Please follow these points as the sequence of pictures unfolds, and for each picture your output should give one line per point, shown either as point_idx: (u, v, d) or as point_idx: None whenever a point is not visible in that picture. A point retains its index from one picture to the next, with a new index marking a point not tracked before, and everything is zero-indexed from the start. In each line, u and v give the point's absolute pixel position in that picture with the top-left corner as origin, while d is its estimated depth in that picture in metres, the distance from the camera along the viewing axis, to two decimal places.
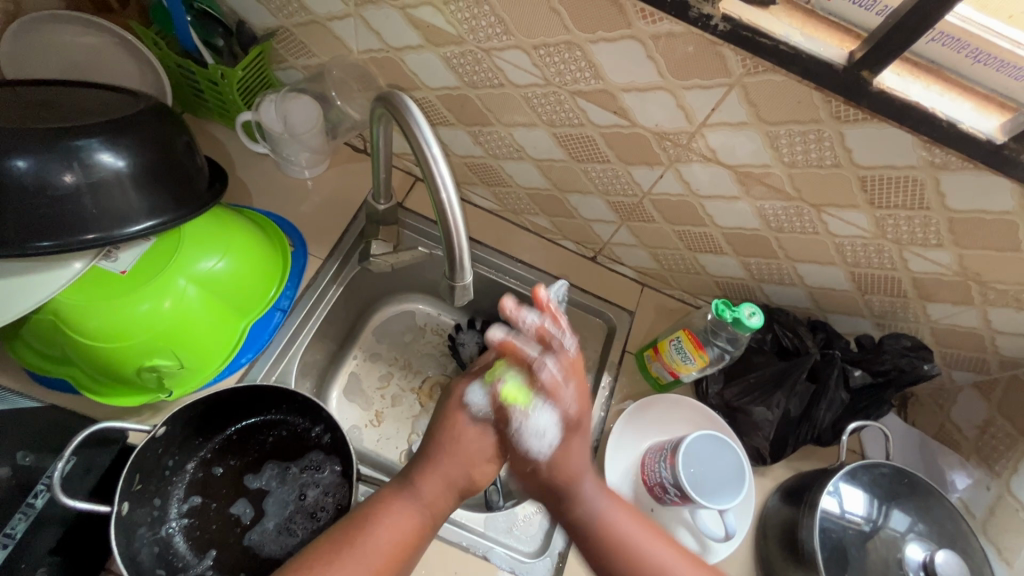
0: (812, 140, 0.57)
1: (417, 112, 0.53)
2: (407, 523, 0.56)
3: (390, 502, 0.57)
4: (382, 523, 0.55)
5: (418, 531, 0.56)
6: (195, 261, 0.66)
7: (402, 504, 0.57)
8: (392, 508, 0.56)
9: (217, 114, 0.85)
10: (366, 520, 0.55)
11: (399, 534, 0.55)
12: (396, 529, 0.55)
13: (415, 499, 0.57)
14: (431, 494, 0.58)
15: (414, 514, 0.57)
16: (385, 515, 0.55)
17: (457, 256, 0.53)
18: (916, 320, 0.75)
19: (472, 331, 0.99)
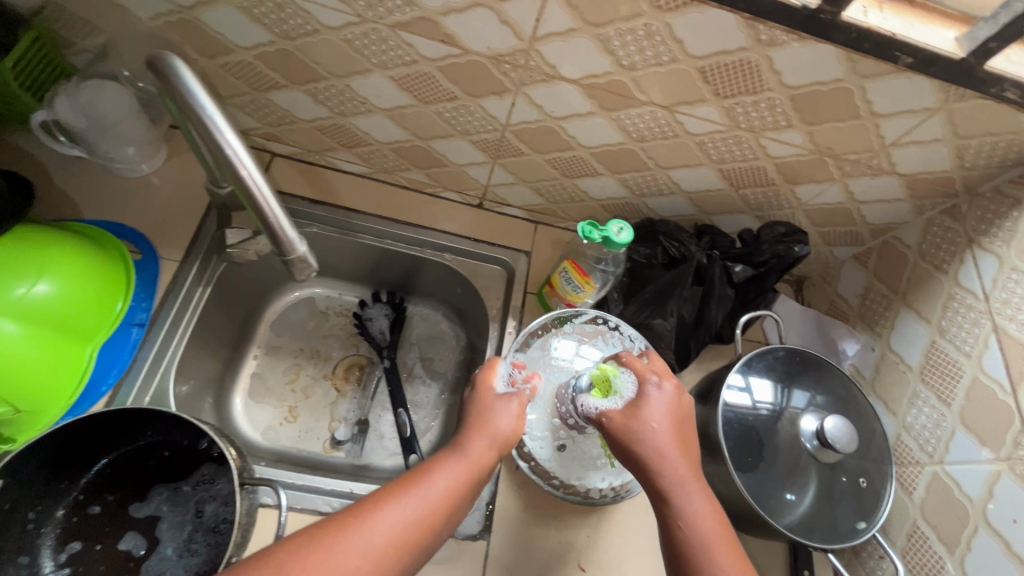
0: (643, 37, 0.54)
1: (189, 75, 0.45)
2: (454, 481, 0.50)
3: (442, 462, 0.52)
4: (412, 485, 0.49)
5: (467, 487, 0.51)
6: (3, 291, 0.58)
7: (448, 466, 0.51)
8: (435, 469, 0.51)
9: (11, 120, 0.73)
10: (406, 485, 0.49)
11: (443, 491, 0.49)
12: (443, 485, 0.50)
13: (462, 460, 0.52)
14: (482, 456, 0.53)
15: (463, 472, 0.52)
16: (430, 477, 0.50)
17: (283, 233, 0.52)
18: (790, 205, 0.77)
19: (381, 304, 0.99)
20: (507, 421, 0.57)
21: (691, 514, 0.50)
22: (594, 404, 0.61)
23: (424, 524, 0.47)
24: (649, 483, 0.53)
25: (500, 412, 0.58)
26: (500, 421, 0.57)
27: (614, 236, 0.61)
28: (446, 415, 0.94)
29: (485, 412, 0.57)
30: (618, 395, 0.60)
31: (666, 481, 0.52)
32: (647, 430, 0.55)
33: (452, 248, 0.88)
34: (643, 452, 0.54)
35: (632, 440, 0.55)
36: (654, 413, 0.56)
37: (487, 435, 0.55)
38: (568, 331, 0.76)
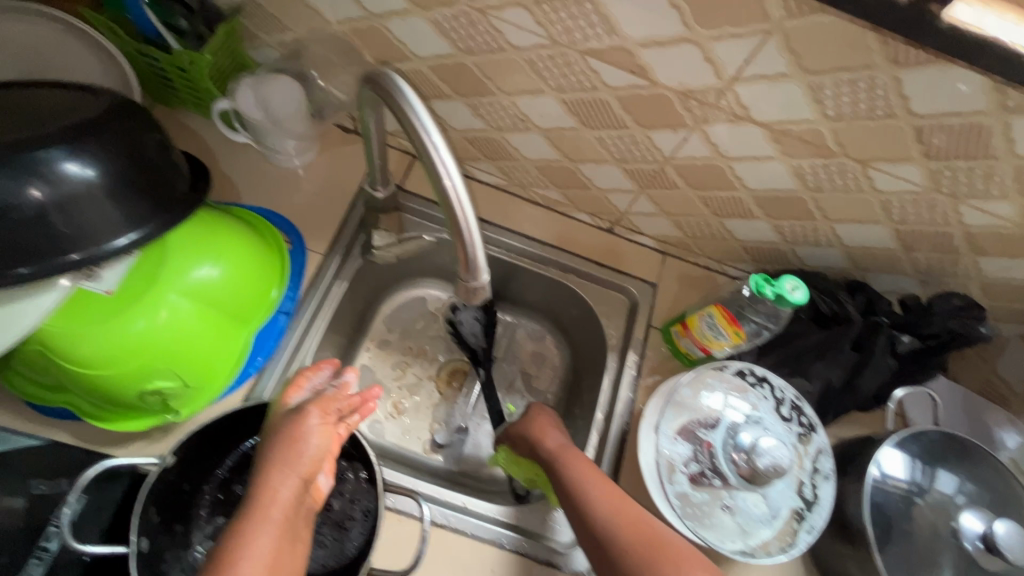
0: (862, 89, 0.50)
1: (411, 94, 0.47)
2: (268, 543, 0.45)
3: (242, 525, 0.46)
4: (256, 539, 0.45)
5: (285, 538, 0.47)
6: (188, 271, 0.62)
7: (263, 525, 0.46)
8: (242, 539, 0.45)
9: (190, 103, 0.77)
10: (220, 569, 0.43)
11: (255, 569, 0.44)
12: (264, 552, 0.45)
13: (262, 519, 0.47)
14: (284, 505, 0.48)
15: (277, 524, 0.47)
16: (235, 557, 0.44)
17: (473, 256, 0.49)
18: (965, 274, 0.68)
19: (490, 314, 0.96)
20: (291, 483, 0.49)
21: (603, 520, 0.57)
22: None
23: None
24: (567, 490, 0.61)
25: (305, 442, 0.52)
26: (280, 485, 0.49)
27: (787, 294, 0.58)
28: None
29: (276, 454, 0.50)
30: None
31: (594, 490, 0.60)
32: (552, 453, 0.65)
33: (576, 271, 0.86)
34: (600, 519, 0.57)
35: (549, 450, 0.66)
36: (549, 435, 0.68)
37: (292, 475, 0.49)
38: (731, 377, 0.71)
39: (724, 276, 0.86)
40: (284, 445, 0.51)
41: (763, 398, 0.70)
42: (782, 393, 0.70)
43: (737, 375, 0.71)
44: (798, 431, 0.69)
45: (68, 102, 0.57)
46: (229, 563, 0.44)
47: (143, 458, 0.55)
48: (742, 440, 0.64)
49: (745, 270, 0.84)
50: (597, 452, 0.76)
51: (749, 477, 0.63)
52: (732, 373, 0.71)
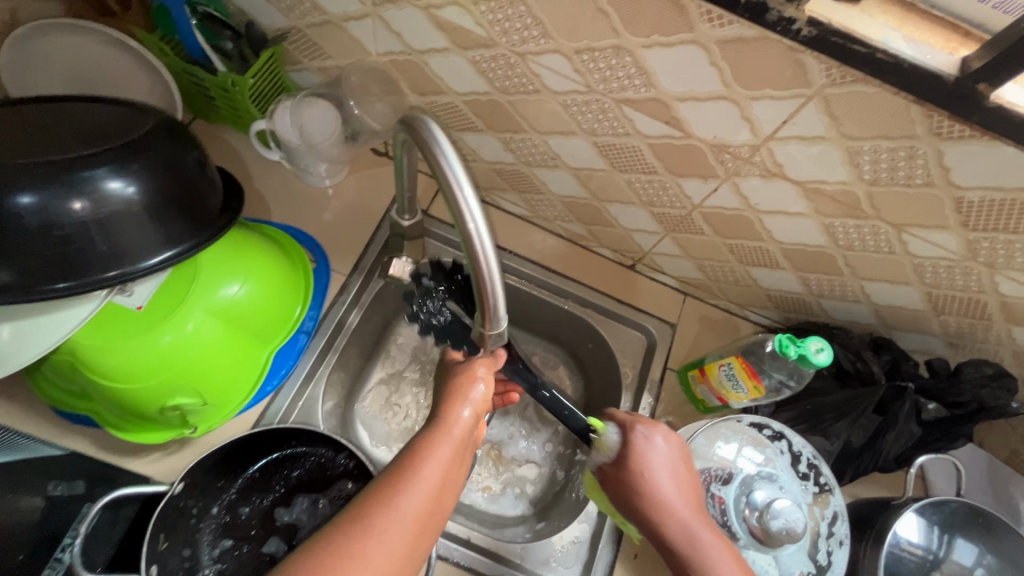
0: (902, 157, 0.49)
1: (443, 139, 0.47)
2: (448, 460, 0.48)
3: (427, 440, 0.49)
4: (439, 449, 0.48)
5: (457, 460, 0.49)
6: (215, 290, 0.63)
7: (445, 440, 0.49)
8: (427, 451, 0.48)
9: (229, 120, 0.79)
10: (405, 472, 0.46)
11: (433, 484, 0.46)
12: (440, 468, 0.47)
13: (445, 435, 0.49)
14: (463, 428, 0.51)
15: (455, 443, 0.50)
16: (432, 446, 0.48)
17: (493, 306, 0.50)
18: (998, 342, 0.66)
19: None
20: (467, 413, 0.52)
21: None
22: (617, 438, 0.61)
23: (432, 501, 0.46)
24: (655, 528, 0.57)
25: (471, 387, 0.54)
26: (458, 412, 0.51)
27: (810, 355, 0.58)
28: (553, 464, 0.88)
29: (456, 393, 0.53)
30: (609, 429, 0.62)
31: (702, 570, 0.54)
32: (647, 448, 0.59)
33: (595, 305, 0.85)
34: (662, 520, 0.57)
35: (653, 501, 0.57)
36: (674, 483, 0.58)
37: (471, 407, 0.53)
38: (747, 427, 0.70)
39: (744, 320, 0.85)
40: (461, 375, 0.55)
41: (780, 455, 0.69)
42: (799, 451, 0.69)
43: (751, 429, 0.70)
44: (813, 490, 0.68)
45: (115, 119, 0.59)
46: (413, 469, 0.46)
47: (152, 486, 0.56)
48: (757, 499, 0.65)
49: (768, 316, 0.83)
50: None
51: (760, 537, 0.63)
52: (751, 421, 0.70)
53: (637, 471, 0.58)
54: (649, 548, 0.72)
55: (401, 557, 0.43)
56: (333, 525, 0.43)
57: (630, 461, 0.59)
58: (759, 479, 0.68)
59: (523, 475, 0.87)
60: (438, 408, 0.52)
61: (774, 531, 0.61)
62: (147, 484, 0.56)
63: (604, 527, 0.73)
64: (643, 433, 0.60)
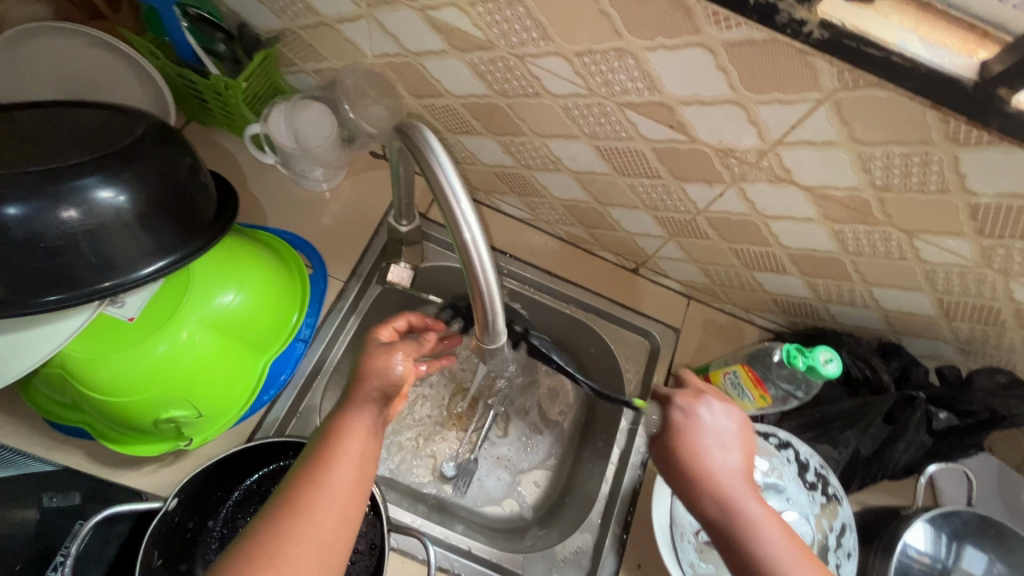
0: (915, 163, 0.47)
1: (439, 147, 0.46)
2: (365, 431, 0.51)
3: (340, 419, 0.51)
4: (351, 429, 0.50)
5: (374, 430, 0.52)
6: (209, 298, 0.62)
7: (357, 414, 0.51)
8: (344, 429, 0.50)
9: (224, 124, 0.78)
10: (322, 458, 0.48)
11: (353, 458, 0.49)
12: (360, 441, 0.50)
13: (358, 410, 0.52)
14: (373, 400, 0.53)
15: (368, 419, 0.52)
16: (343, 428, 0.50)
17: (491, 318, 0.49)
18: (1011, 349, 0.64)
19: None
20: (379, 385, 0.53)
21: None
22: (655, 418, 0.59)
23: (355, 477, 0.48)
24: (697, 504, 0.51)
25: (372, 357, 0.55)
26: (367, 388, 0.53)
27: (819, 365, 0.56)
28: (555, 471, 0.87)
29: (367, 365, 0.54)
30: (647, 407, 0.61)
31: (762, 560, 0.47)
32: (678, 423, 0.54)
33: (597, 310, 0.84)
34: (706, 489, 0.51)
35: (699, 479, 0.51)
36: (722, 458, 0.52)
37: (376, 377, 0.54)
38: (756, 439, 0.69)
39: (749, 324, 0.83)
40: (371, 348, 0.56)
41: (788, 465, 0.68)
42: (807, 459, 0.68)
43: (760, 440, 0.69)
44: (821, 501, 0.67)
45: (104, 126, 0.57)
46: (333, 449, 0.48)
47: (146, 502, 0.55)
48: None
49: (774, 320, 0.82)
50: (606, 503, 0.75)
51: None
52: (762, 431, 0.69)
53: (678, 447, 0.53)
54: (653, 558, 0.71)
55: (338, 537, 0.45)
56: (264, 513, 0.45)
57: (668, 437, 0.54)
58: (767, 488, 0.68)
59: (525, 481, 0.86)
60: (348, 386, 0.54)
61: None
62: (140, 501, 0.55)
63: (607, 537, 0.72)
64: (682, 408, 0.55)
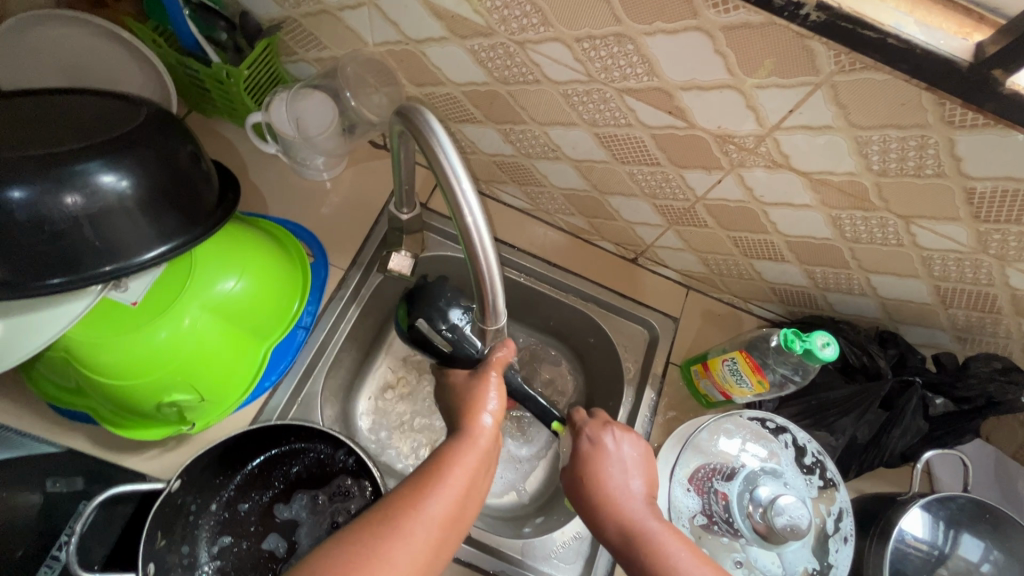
0: (912, 147, 0.48)
1: (440, 131, 0.46)
2: (472, 468, 0.48)
3: (451, 452, 0.49)
4: (462, 462, 0.48)
5: (482, 469, 0.50)
6: (211, 285, 0.62)
7: (467, 446, 0.50)
8: (454, 459, 0.48)
9: (225, 113, 0.78)
10: (430, 480, 0.46)
11: (457, 493, 0.46)
12: (466, 476, 0.47)
13: (470, 444, 0.50)
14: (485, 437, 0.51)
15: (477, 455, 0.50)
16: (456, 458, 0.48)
17: (492, 301, 0.49)
18: (1008, 336, 0.65)
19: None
20: (489, 421, 0.52)
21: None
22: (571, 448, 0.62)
23: (452, 513, 0.45)
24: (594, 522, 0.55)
25: (486, 397, 0.54)
26: (481, 423, 0.52)
27: (816, 349, 0.56)
28: (555, 460, 0.87)
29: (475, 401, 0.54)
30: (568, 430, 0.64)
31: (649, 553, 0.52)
32: (585, 453, 0.59)
33: (597, 300, 0.84)
34: (594, 501, 0.56)
35: (599, 506, 0.55)
36: (613, 473, 0.57)
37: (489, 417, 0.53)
38: (750, 423, 0.70)
39: (748, 314, 0.84)
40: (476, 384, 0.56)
41: (784, 449, 0.68)
42: (804, 444, 0.68)
43: (754, 424, 0.70)
44: (818, 484, 0.67)
45: (108, 113, 0.58)
46: (440, 475, 0.47)
47: (149, 483, 0.55)
48: (760, 494, 0.62)
49: (772, 310, 0.82)
50: None
51: (764, 533, 0.60)
52: (754, 417, 0.69)
53: (585, 474, 0.57)
54: None
55: (424, 564, 0.43)
56: (352, 530, 0.43)
57: (577, 464, 0.58)
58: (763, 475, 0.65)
59: (524, 469, 0.87)
60: (460, 421, 0.53)
61: (782, 529, 0.58)
62: (144, 482, 0.55)
63: None
64: (591, 437, 0.59)
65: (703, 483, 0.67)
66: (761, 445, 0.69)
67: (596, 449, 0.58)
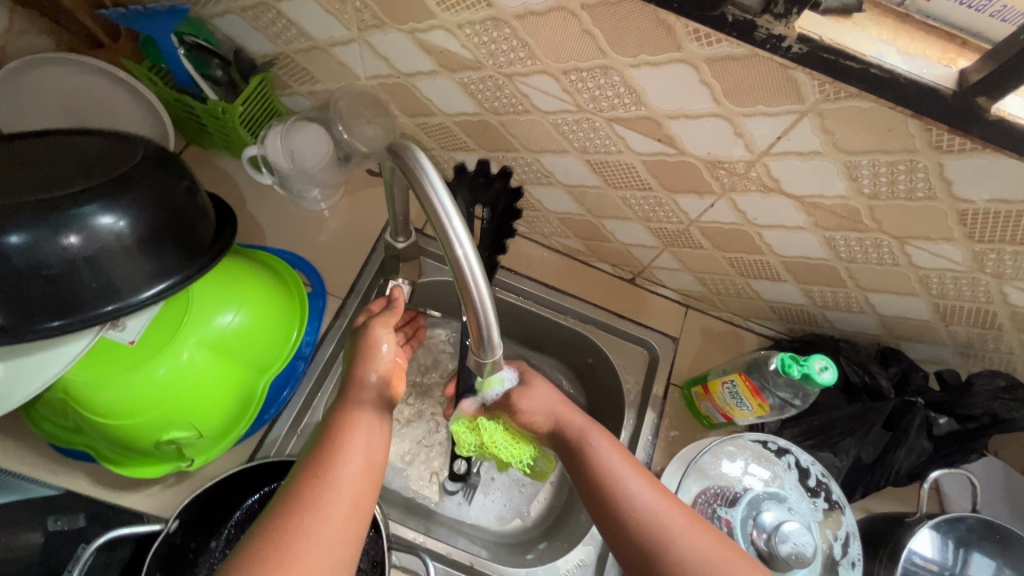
0: (902, 171, 0.48)
1: (428, 168, 0.47)
2: (367, 422, 0.53)
3: (343, 411, 0.54)
4: (354, 422, 0.53)
5: (377, 420, 0.54)
6: (207, 320, 0.63)
7: (358, 402, 0.54)
8: (348, 417, 0.53)
9: (223, 147, 0.79)
10: (329, 446, 0.51)
11: (359, 451, 0.51)
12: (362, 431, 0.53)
13: (361, 398, 0.55)
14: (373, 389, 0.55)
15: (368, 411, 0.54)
16: (346, 423, 0.53)
17: (485, 334, 0.49)
18: (1011, 352, 0.64)
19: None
20: (375, 373, 0.55)
21: (635, 500, 0.55)
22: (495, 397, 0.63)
23: (360, 471, 0.50)
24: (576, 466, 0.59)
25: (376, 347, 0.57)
26: (367, 374, 0.56)
27: (814, 373, 0.56)
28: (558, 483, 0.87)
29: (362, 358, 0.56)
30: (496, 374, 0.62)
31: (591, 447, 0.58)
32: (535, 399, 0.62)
33: (595, 322, 0.84)
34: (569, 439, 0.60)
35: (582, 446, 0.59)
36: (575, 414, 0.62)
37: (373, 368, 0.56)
38: (751, 445, 0.69)
39: (748, 332, 0.83)
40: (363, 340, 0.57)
41: (788, 473, 0.67)
42: (808, 466, 0.67)
43: (756, 445, 0.69)
44: (823, 508, 0.66)
45: (104, 155, 0.58)
46: (338, 438, 0.51)
47: (148, 524, 0.55)
48: (765, 521, 0.63)
49: (772, 328, 0.82)
50: None
51: (767, 558, 0.60)
52: (756, 439, 0.68)
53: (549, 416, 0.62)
54: None
55: (344, 524, 0.47)
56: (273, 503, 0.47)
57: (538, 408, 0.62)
58: (767, 500, 0.65)
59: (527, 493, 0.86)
60: (348, 377, 0.57)
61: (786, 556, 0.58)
62: (142, 523, 0.55)
63: (610, 551, 0.72)
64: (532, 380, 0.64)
65: (707, 509, 0.66)
66: (764, 466, 0.68)
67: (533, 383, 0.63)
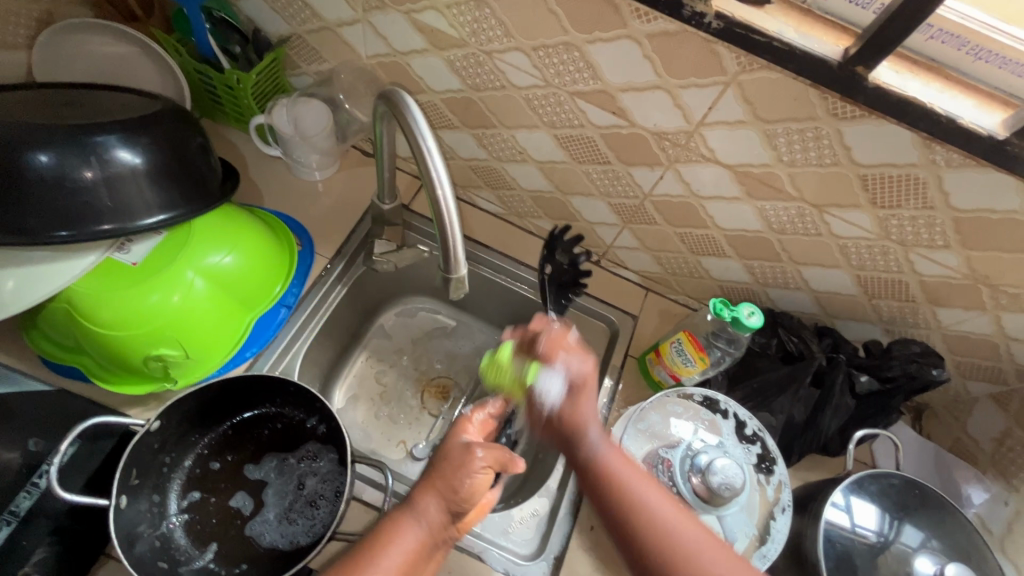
0: (810, 138, 0.57)
1: (414, 110, 0.55)
2: (410, 544, 0.54)
3: (387, 531, 0.55)
4: (399, 541, 0.54)
5: (424, 549, 0.55)
6: (204, 255, 0.69)
7: (405, 522, 0.55)
8: (393, 536, 0.54)
9: (234, 119, 0.88)
10: (367, 551, 0.53)
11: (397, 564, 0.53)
12: (402, 554, 0.53)
13: (414, 522, 0.56)
14: (433, 515, 0.56)
15: (420, 533, 0.55)
16: (391, 537, 0.54)
17: (453, 256, 0.56)
18: (927, 326, 0.72)
19: (468, 334, 1.00)
20: (434, 505, 0.57)
21: (653, 510, 0.53)
22: (546, 381, 0.62)
23: None
24: (598, 490, 0.56)
25: (468, 472, 0.58)
26: (428, 501, 0.57)
27: (743, 318, 0.66)
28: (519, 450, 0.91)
29: (432, 479, 0.58)
30: (545, 371, 0.63)
31: (610, 455, 0.57)
32: (579, 415, 0.60)
33: None
34: (592, 455, 0.57)
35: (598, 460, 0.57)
36: (595, 429, 0.59)
37: (434, 492, 0.57)
38: (695, 397, 0.75)
39: None
40: (459, 456, 0.59)
41: (726, 421, 0.74)
42: (745, 419, 0.73)
43: (698, 395, 0.75)
44: (757, 452, 0.72)
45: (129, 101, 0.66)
46: (375, 556, 0.53)
47: (130, 419, 0.59)
48: (700, 460, 0.66)
49: None
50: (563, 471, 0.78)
51: (705, 496, 0.65)
52: (698, 394, 0.75)
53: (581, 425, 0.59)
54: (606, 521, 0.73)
55: None
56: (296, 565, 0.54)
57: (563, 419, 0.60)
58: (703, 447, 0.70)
59: None
60: (413, 491, 0.58)
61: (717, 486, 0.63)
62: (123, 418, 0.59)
63: (563, 502, 0.76)
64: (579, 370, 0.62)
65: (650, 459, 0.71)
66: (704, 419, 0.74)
67: (587, 385, 0.61)
